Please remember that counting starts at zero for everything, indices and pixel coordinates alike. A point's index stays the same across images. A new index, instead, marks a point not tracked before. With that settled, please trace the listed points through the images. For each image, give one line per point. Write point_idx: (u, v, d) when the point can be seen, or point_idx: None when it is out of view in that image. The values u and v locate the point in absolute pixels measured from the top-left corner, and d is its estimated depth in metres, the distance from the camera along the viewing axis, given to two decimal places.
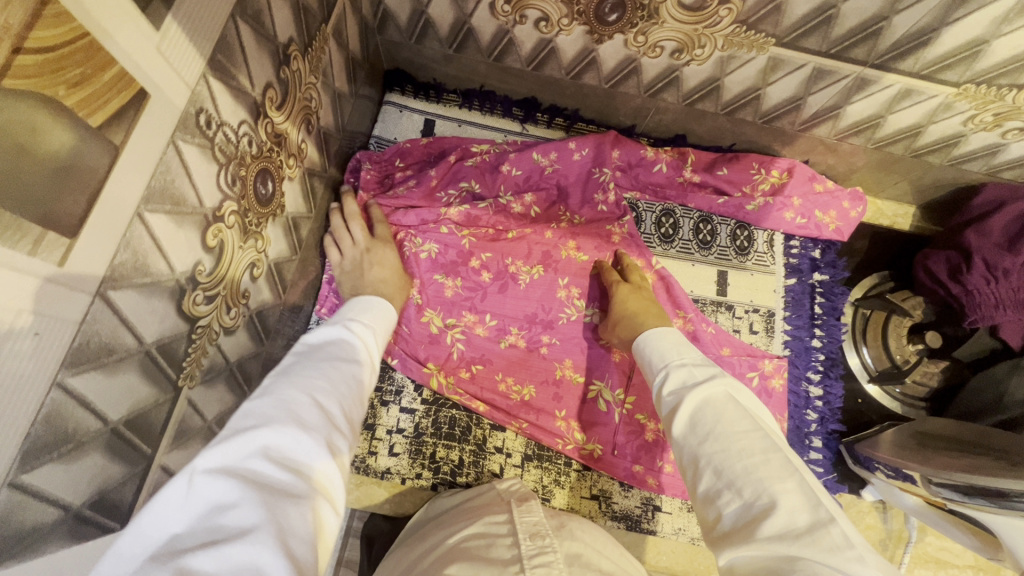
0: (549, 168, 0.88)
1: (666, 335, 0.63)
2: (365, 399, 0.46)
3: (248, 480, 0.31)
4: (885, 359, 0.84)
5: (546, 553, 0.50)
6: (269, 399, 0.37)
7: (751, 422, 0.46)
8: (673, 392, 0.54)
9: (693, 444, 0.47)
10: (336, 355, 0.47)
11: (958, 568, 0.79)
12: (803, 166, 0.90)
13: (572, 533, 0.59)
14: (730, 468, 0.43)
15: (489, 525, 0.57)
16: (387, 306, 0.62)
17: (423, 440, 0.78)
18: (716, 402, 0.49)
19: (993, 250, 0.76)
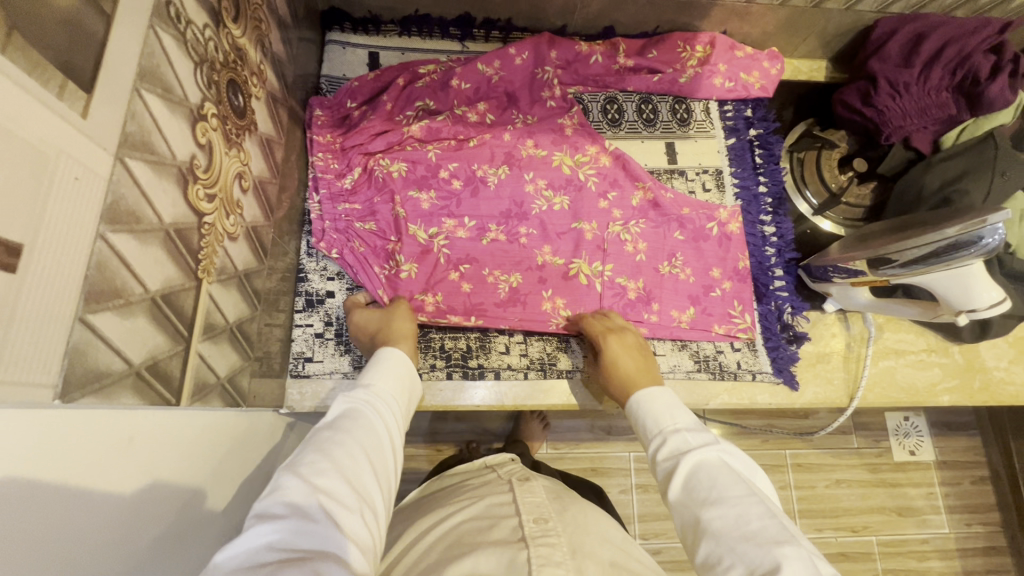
0: (495, 76, 0.93)
1: (655, 395, 0.68)
2: (375, 466, 0.52)
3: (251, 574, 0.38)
4: (823, 191, 0.94)
5: (551, 535, 0.58)
6: (272, 493, 0.45)
7: (748, 493, 0.53)
8: (668, 458, 0.60)
9: (689, 508, 0.55)
10: (341, 427, 0.54)
11: (914, 353, 0.91)
12: (722, 37, 0.98)
13: (575, 512, 0.66)
14: (727, 531, 0.51)
15: (490, 506, 0.66)
16: (405, 357, 0.69)
17: (430, 335, 0.82)
18: (711, 468, 0.56)
19: (893, 70, 0.87)
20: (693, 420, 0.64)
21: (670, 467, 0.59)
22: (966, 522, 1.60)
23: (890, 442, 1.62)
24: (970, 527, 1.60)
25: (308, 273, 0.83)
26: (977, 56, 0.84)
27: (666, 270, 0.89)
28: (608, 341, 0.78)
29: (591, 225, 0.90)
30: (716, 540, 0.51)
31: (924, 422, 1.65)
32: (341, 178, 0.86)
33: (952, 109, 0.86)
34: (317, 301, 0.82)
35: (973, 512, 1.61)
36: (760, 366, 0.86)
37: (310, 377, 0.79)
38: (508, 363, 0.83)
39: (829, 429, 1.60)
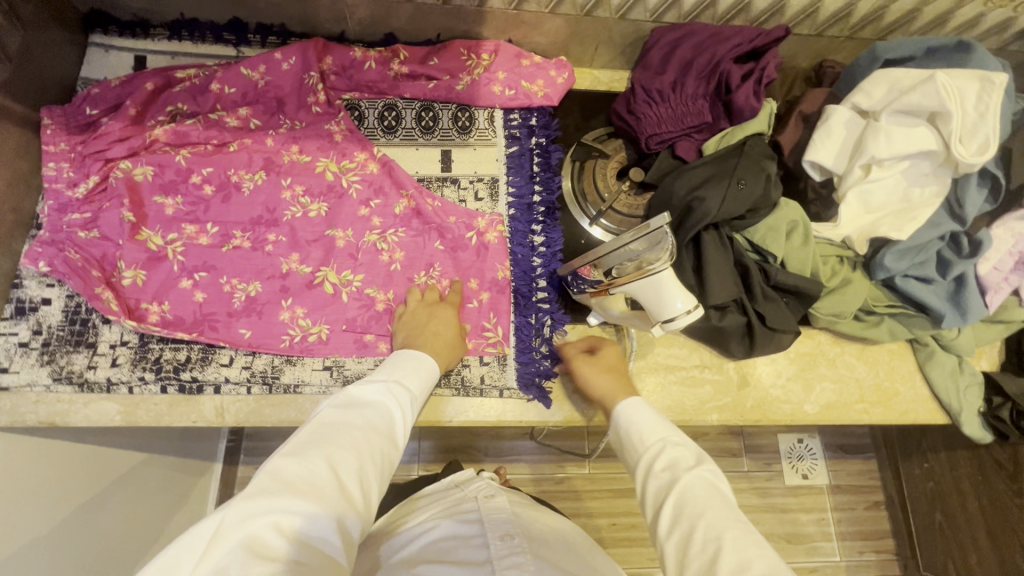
0: (261, 81, 0.91)
1: (642, 408, 0.67)
2: (385, 468, 0.58)
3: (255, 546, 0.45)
4: (597, 200, 0.91)
5: (516, 554, 0.60)
6: (299, 469, 0.51)
7: (731, 519, 0.53)
8: (664, 470, 0.60)
9: (687, 529, 0.54)
10: (374, 420, 0.60)
11: (685, 369, 0.87)
12: (506, 46, 0.97)
13: (537, 532, 0.67)
14: (722, 557, 0.50)
15: (460, 526, 0.66)
16: (432, 365, 0.73)
17: (148, 346, 0.78)
18: (703, 489, 0.57)
19: (649, 78, 0.85)
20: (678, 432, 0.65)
21: (665, 479, 0.59)
22: (859, 550, 1.53)
23: (781, 465, 1.56)
24: (863, 555, 1.53)
25: (24, 279, 0.79)
26: (726, 63, 0.82)
27: (420, 281, 0.85)
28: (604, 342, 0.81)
29: (345, 232, 0.87)
30: (712, 567, 0.50)
31: (819, 445, 1.59)
32: (73, 188, 0.82)
33: (708, 118, 0.84)
34: (28, 309, 0.78)
35: (866, 540, 1.53)
36: (507, 382, 0.81)
37: (6, 390, 0.74)
38: (228, 376, 0.78)
39: (713, 451, 1.54)
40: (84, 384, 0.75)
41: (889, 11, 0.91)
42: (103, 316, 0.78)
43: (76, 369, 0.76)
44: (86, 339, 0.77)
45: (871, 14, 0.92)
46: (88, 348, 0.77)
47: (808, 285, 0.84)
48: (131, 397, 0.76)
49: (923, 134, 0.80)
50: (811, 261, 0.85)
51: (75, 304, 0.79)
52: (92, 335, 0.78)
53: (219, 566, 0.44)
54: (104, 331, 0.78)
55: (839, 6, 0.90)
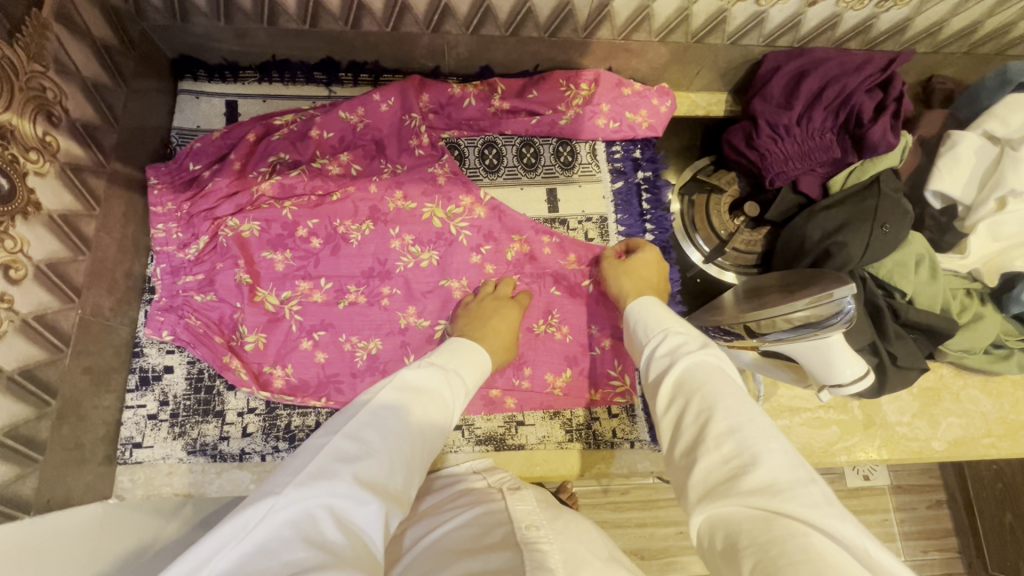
0: (360, 124, 0.87)
1: (655, 308, 0.67)
2: (428, 462, 0.55)
3: (310, 537, 0.41)
4: (713, 238, 0.89)
5: (541, 543, 0.50)
6: (351, 453, 0.48)
7: (733, 390, 0.50)
8: (664, 353, 0.59)
9: (682, 397, 0.52)
10: (426, 408, 0.57)
11: (811, 411, 0.85)
12: (608, 73, 0.93)
13: (569, 519, 0.57)
14: (714, 417, 0.47)
15: (482, 513, 0.57)
16: (483, 349, 0.71)
17: (277, 412, 0.76)
18: (704, 365, 0.54)
19: (773, 111, 0.82)
20: (689, 328, 0.62)
21: (664, 362, 0.57)
22: (922, 550, 1.45)
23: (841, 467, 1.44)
24: (926, 555, 1.45)
25: (145, 347, 0.77)
26: (859, 95, 0.79)
27: (540, 329, 0.84)
28: (645, 250, 0.82)
29: (460, 282, 0.84)
30: (702, 430, 0.47)
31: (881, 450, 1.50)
32: (184, 249, 0.79)
33: (837, 152, 0.81)
34: (152, 378, 0.76)
35: (929, 538, 1.46)
36: (638, 434, 0.80)
37: (140, 463, 0.74)
38: None
39: None
40: (217, 454, 0.74)
41: (1015, 27, 0.87)
42: (227, 383, 0.76)
43: (207, 439, 0.74)
44: (213, 408, 0.76)
45: (995, 31, 0.88)
46: (217, 417, 0.75)
47: (943, 323, 0.81)
48: (263, 465, 0.75)
49: None
50: (942, 297, 0.83)
51: (198, 371, 0.77)
52: (218, 404, 0.76)
53: (267, 548, 0.39)
54: (230, 398, 0.76)
55: (966, 24, 0.86)
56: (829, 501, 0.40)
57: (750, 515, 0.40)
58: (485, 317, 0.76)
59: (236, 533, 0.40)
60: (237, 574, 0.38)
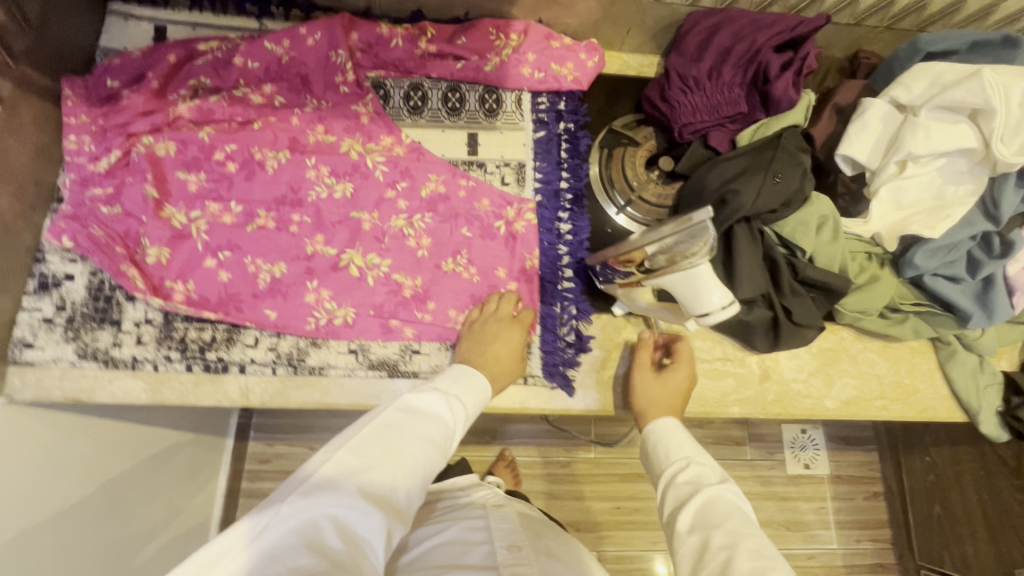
0: (285, 56, 0.89)
1: (674, 431, 0.71)
2: (429, 481, 0.59)
3: (314, 539, 0.46)
4: (626, 189, 0.91)
5: (520, 561, 0.66)
6: (355, 468, 0.53)
7: (741, 526, 0.56)
8: (688, 483, 0.64)
9: (699, 534, 0.57)
10: (426, 428, 0.61)
11: (708, 361, 0.87)
12: (537, 26, 0.95)
13: (543, 542, 0.74)
14: (729, 556, 0.54)
15: (468, 532, 0.72)
16: (479, 372, 0.74)
17: (173, 325, 0.77)
18: (718, 500, 0.60)
19: (685, 64, 0.84)
20: (708, 458, 0.67)
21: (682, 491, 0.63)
22: (855, 539, 1.44)
23: (783, 454, 1.46)
24: (859, 544, 1.45)
25: (47, 253, 0.78)
26: (766, 52, 0.81)
27: (448, 267, 0.85)
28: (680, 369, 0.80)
29: (371, 215, 0.86)
30: (722, 570, 0.53)
31: (821, 435, 1.49)
32: (95, 162, 0.80)
33: (744, 108, 0.83)
34: (52, 283, 0.77)
35: (864, 528, 1.45)
36: (530, 370, 0.82)
37: (32, 364, 0.74)
38: (252, 357, 0.78)
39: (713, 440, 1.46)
40: (111, 361, 0.75)
41: (932, 2, 0.89)
42: (126, 293, 0.77)
43: (102, 346, 0.75)
44: (111, 316, 0.77)
45: (913, 5, 0.90)
46: (112, 325, 0.76)
47: (838, 281, 0.83)
48: (156, 374, 0.76)
49: (963, 132, 0.79)
50: (840, 257, 0.84)
51: (99, 281, 0.78)
52: (116, 313, 0.77)
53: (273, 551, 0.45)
54: (128, 308, 0.77)
55: None
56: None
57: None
58: (485, 343, 0.77)
59: (247, 535, 0.46)
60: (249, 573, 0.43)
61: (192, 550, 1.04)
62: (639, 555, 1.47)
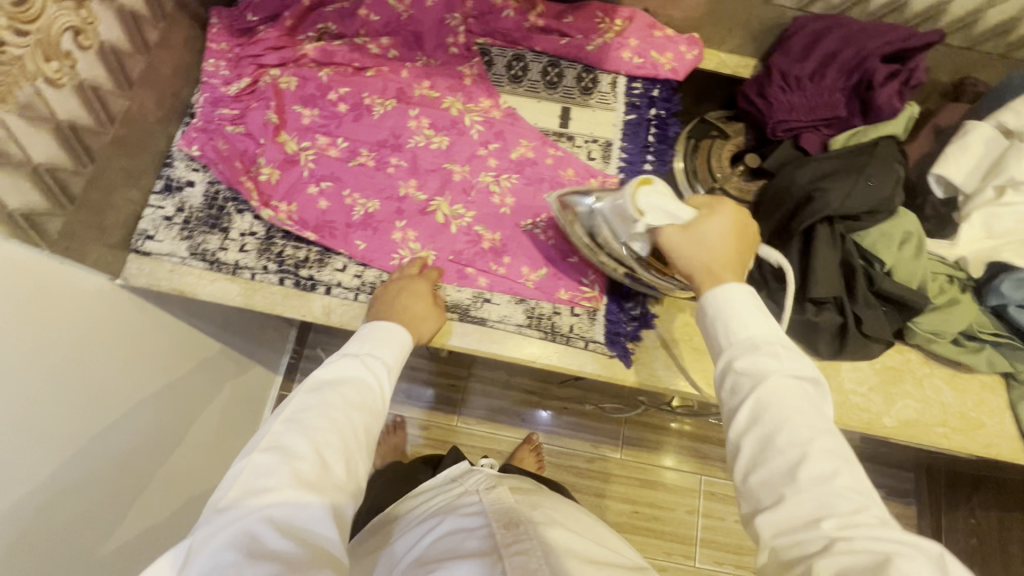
0: (405, 13, 0.95)
1: (729, 298, 0.59)
2: (373, 444, 0.60)
3: (253, 549, 0.47)
4: (708, 179, 0.92)
5: (523, 540, 0.64)
6: (279, 463, 0.52)
7: (816, 421, 0.52)
8: (746, 371, 0.55)
9: (765, 432, 0.52)
10: (348, 398, 0.60)
11: None
12: (643, 15, 0.99)
13: (544, 510, 0.74)
14: (800, 465, 0.49)
15: (463, 519, 0.70)
16: (401, 330, 0.72)
17: (274, 240, 0.84)
18: (792, 393, 0.53)
19: (789, 63, 0.85)
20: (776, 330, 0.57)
21: (744, 381, 0.55)
22: None
23: None
24: None
25: (175, 160, 0.86)
26: (874, 60, 0.81)
27: (527, 228, 0.88)
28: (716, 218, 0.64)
29: (463, 168, 0.90)
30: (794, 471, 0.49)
31: None
32: (226, 85, 0.88)
33: (842, 113, 0.83)
34: (175, 187, 0.85)
35: None
36: (594, 335, 0.84)
37: (149, 255, 0.82)
38: (339, 280, 0.83)
39: None
40: (216, 263, 0.82)
41: None
42: (238, 206, 0.85)
43: (210, 249, 0.83)
44: (221, 224, 0.84)
45: None
46: (222, 231, 0.83)
47: (917, 298, 0.82)
48: (252, 282, 0.83)
49: None
50: (921, 274, 0.83)
51: (215, 191, 0.85)
52: (225, 221, 0.84)
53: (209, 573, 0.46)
54: (237, 219, 0.84)
55: (1001, 21, 0.87)
56: (918, 556, 0.43)
57: (825, 552, 0.45)
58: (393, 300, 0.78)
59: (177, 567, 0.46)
60: None
61: (220, 447, 1.06)
62: (653, 566, 1.42)
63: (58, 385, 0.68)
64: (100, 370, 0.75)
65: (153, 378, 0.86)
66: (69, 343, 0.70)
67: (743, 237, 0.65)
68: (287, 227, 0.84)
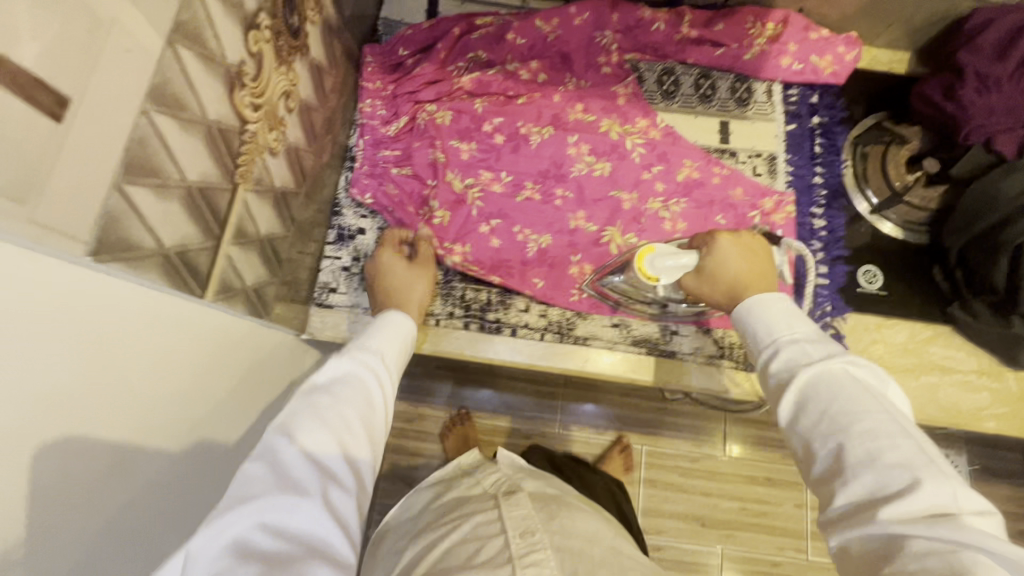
0: (552, 34, 0.91)
1: (764, 305, 0.56)
2: (373, 438, 0.51)
3: (241, 560, 0.37)
4: (885, 188, 0.90)
5: (535, 551, 0.56)
6: (264, 459, 0.43)
7: (873, 406, 0.44)
8: (781, 368, 0.50)
9: (810, 427, 0.46)
10: (343, 390, 0.51)
11: (963, 373, 0.84)
12: (797, 17, 0.92)
13: (565, 524, 0.62)
14: (851, 448, 0.43)
15: (467, 562, 0.56)
16: (404, 323, 0.65)
17: (454, 284, 0.83)
18: (832, 378, 0.47)
19: (985, 62, 0.79)
20: (806, 326, 0.53)
21: (784, 378, 0.50)
22: None
23: None
24: None
25: (343, 208, 0.85)
26: None
27: None
28: (718, 253, 0.67)
29: (630, 195, 0.88)
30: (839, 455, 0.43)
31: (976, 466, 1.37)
32: (386, 125, 0.87)
33: None
34: (348, 236, 0.84)
35: None
36: None
37: (331, 308, 0.81)
38: (526, 321, 0.83)
39: None
40: None
41: None
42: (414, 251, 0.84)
43: None
44: None
45: None
46: None
47: None
48: (437, 328, 0.82)
49: None
50: None
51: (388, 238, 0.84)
52: None
53: None
54: None
55: None
56: (982, 545, 0.35)
57: (887, 546, 0.38)
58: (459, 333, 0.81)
59: None
60: None
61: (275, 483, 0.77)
62: None
63: (99, 441, 0.40)
64: (163, 403, 0.48)
65: (217, 408, 0.58)
66: (130, 381, 0.43)
67: (761, 276, 0.66)
68: (467, 269, 0.83)
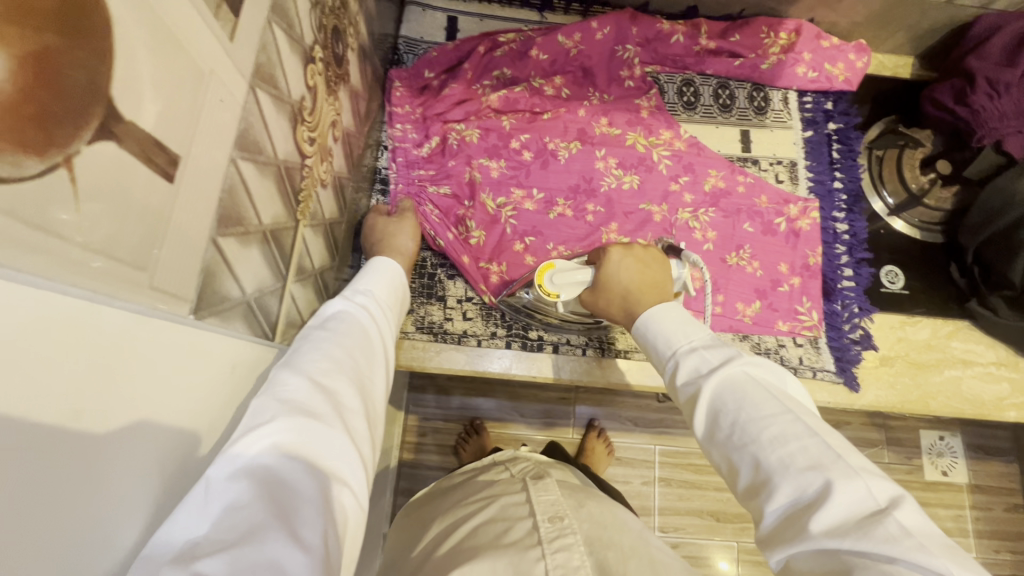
0: (574, 49, 0.91)
1: (664, 316, 0.56)
2: (376, 372, 0.50)
3: (264, 480, 0.34)
4: (902, 191, 0.94)
5: (567, 535, 0.51)
6: (271, 389, 0.40)
7: (775, 405, 0.43)
8: (687, 381, 0.49)
9: (726, 441, 0.44)
10: (340, 327, 0.49)
11: (983, 365, 0.86)
12: (809, 26, 0.95)
13: (593, 510, 0.58)
14: (765, 460, 0.41)
15: (501, 536, 0.52)
16: (391, 271, 0.64)
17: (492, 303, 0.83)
18: (736, 382, 0.46)
19: (994, 68, 0.83)
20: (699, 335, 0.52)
21: (692, 393, 0.48)
22: (994, 549, 1.28)
23: (920, 459, 1.30)
24: (997, 555, 1.28)
25: None
26: None
27: (732, 262, 0.88)
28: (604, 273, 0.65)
29: (660, 208, 0.89)
30: (758, 468, 0.41)
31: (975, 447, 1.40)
32: (418, 147, 0.87)
33: None
34: None
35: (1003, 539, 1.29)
36: (823, 364, 0.84)
37: None
38: (568, 338, 0.83)
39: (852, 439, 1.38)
40: (442, 333, 0.81)
41: None
42: (449, 272, 0.84)
43: (434, 322, 0.81)
44: (436, 292, 0.83)
45: None
46: (439, 300, 0.82)
47: None
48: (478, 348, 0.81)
49: None
50: None
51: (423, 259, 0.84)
52: (440, 290, 0.83)
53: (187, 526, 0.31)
54: (452, 285, 0.83)
55: None
56: (906, 555, 0.33)
57: (820, 566, 0.35)
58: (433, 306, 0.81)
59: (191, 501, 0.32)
60: (200, 545, 0.30)
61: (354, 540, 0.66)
62: None
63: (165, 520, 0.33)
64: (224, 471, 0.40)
65: None
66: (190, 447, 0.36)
67: (658, 287, 0.63)
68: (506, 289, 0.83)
